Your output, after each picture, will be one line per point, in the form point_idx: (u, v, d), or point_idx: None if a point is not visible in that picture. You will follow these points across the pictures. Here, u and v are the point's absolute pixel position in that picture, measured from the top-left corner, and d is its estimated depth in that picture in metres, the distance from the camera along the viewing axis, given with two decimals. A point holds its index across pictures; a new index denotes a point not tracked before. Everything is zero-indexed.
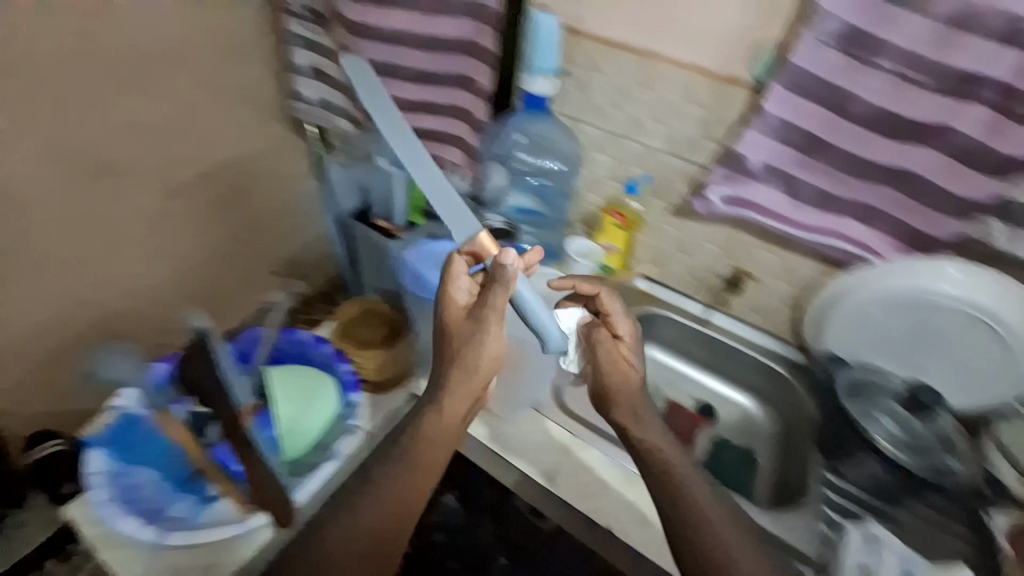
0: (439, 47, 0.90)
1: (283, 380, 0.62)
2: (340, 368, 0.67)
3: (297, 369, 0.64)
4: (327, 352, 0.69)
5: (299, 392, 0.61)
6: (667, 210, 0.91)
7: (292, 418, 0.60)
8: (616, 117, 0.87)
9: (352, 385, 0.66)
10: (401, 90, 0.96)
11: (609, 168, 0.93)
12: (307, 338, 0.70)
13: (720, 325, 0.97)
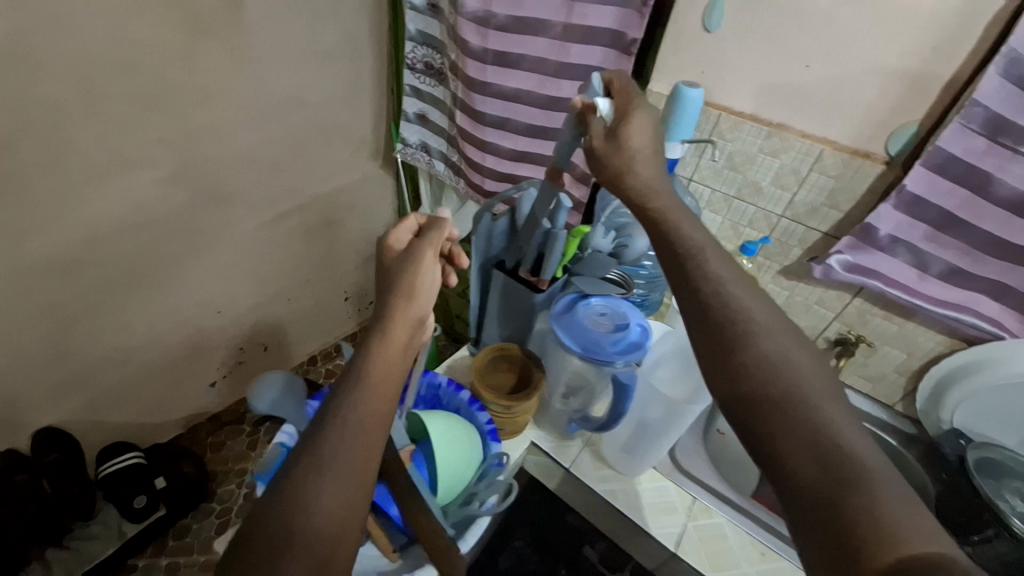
0: (554, 107, 1.00)
1: (435, 427, 0.60)
2: (480, 417, 0.66)
3: (441, 413, 0.63)
4: (464, 399, 0.68)
5: (447, 442, 0.59)
6: (775, 273, 0.94)
7: (445, 467, 0.57)
8: (736, 179, 0.91)
9: (494, 434, 0.64)
10: (511, 142, 1.08)
11: (720, 228, 0.97)
12: (443, 382, 0.70)
13: None
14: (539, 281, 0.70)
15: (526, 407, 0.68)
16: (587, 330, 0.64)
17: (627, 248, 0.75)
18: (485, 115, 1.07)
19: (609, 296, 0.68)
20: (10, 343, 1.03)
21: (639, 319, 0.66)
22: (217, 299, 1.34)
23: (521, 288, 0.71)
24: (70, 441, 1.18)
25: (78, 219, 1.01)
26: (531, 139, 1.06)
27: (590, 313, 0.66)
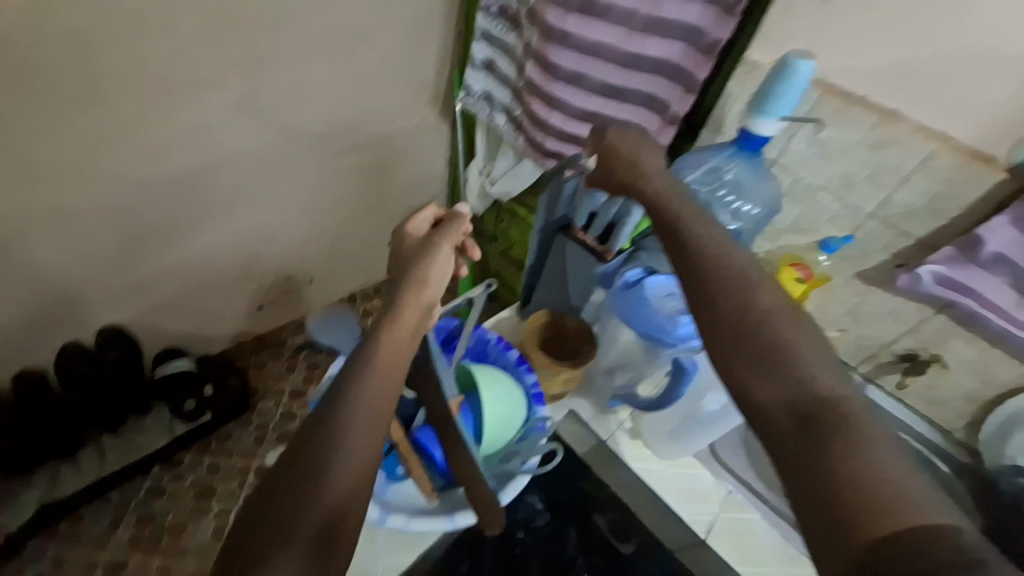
0: (636, 67, 0.93)
1: (486, 380, 0.61)
2: (527, 379, 0.66)
3: (489, 369, 0.63)
4: (512, 359, 0.68)
5: (497, 397, 0.60)
6: (851, 274, 0.88)
7: (491, 422, 0.59)
8: (826, 170, 0.83)
9: (539, 398, 0.65)
10: (581, 101, 1.00)
11: (797, 220, 0.91)
12: (492, 339, 0.70)
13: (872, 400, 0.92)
14: (605, 252, 0.69)
15: (572, 376, 0.68)
16: (655, 310, 0.62)
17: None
18: (558, 69, 0.99)
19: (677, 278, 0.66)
20: (81, 245, 1.09)
21: None
22: (271, 228, 1.38)
23: (586, 256, 0.69)
24: (130, 342, 1.25)
25: (148, 133, 1.03)
26: (605, 101, 0.99)
27: (657, 292, 0.64)
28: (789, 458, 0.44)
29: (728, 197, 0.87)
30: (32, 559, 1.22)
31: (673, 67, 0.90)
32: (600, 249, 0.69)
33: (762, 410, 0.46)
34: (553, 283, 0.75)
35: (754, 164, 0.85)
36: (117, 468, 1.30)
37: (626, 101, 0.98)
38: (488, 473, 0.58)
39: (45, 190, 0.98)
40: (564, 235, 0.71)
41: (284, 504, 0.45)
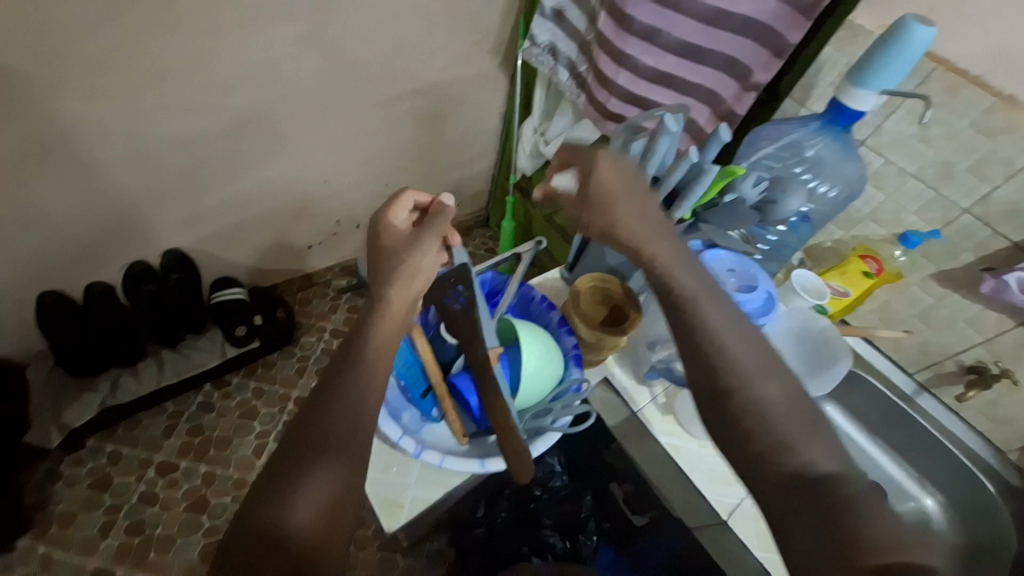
0: (721, 24, 0.85)
1: (525, 338, 0.62)
2: (566, 340, 0.66)
3: (531, 325, 0.64)
4: (555, 319, 0.68)
5: (536, 356, 0.61)
6: (929, 274, 0.81)
7: (529, 375, 0.61)
8: (923, 155, 0.76)
9: (578, 359, 0.65)
10: (655, 58, 0.94)
11: (876, 209, 0.84)
12: (536, 297, 0.70)
13: (926, 410, 0.87)
14: (665, 219, 0.66)
15: (614, 342, 0.67)
16: (714, 286, 0.60)
17: (776, 206, 0.70)
18: (634, 21, 0.91)
19: (741, 255, 0.64)
20: (153, 167, 1.14)
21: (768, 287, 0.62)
22: (326, 169, 1.40)
23: None
24: (189, 264, 1.34)
25: (220, 61, 1.05)
26: (681, 61, 0.92)
27: (718, 266, 0.62)
28: (799, 528, 0.44)
29: (805, 174, 0.80)
30: (92, 452, 1.33)
31: (764, 26, 0.82)
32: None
33: (758, 473, 0.47)
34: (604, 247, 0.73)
35: (840, 140, 0.77)
36: (176, 378, 1.39)
37: (704, 62, 0.91)
38: (521, 426, 0.60)
39: (125, 108, 1.02)
40: (622, 197, 0.67)
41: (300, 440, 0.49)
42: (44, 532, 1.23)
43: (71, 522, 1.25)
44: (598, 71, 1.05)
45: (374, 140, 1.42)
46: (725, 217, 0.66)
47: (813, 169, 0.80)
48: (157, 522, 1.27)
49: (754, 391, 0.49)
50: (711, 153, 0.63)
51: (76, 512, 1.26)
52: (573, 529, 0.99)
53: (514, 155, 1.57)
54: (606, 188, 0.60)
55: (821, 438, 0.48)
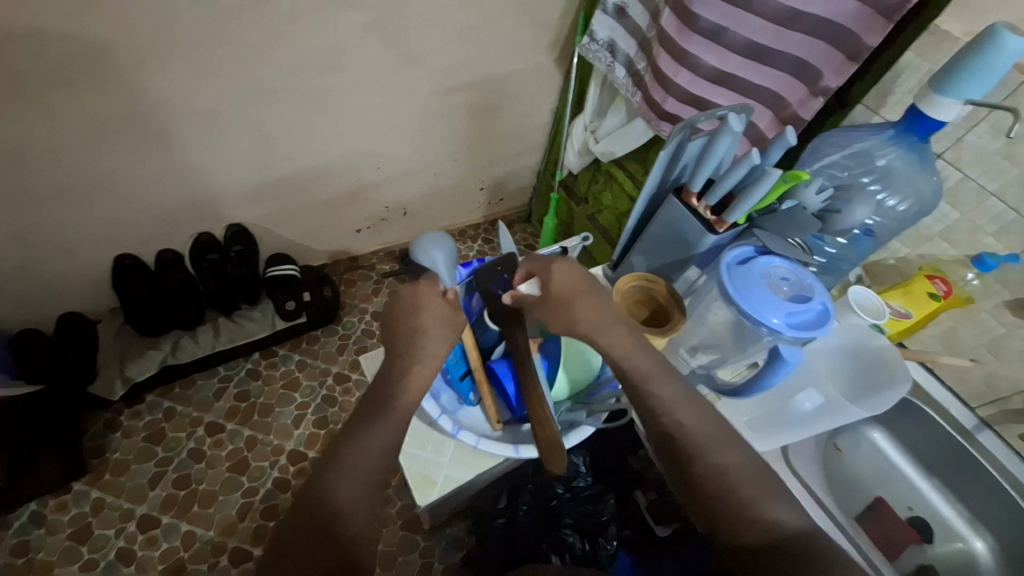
0: (793, 25, 0.82)
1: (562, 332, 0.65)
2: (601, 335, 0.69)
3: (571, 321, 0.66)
4: None
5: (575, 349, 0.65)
6: (1002, 300, 0.76)
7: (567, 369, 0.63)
8: (1006, 173, 0.71)
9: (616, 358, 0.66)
10: (718, 59, 0.92)
11: (949, 227, 0.78)
12: None
13: (986, 448, 0.81)
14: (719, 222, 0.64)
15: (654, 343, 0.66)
16: (763, 292, 0.57)
17: (839, 216, 0.65)
18: (699, 19, 0.89)
19: (797, 264, 0.61)
20: (225, 145, 1.22)
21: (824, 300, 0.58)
22: (380, 155, 1.45)
23: (696, 223, 0.65)
24: (248, 238, 1.44)
25: (292, 47, 1.10)
26: (746, 62, 0.90)
27: (770, 274, 0.60)
28: None
29: (871, 186, 0.77)
30: (151, 405, 1.44)
31: (840, 27, 0.78)
32: (714, 218, 0.64)
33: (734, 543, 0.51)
34: (652, 247, 0.72)
35: (916, 152, 0.73)
36: (229, 345, 1.48)
37: (771, 64, 0.88)
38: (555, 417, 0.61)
39: (205, 88, 1.09)
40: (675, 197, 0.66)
41: (349, 441, 0.54)
42: (102, 475, 1.34)
43: (127, 468, 1.35)
44: (657, 70, 1.03)
45: (427, 130, 1.45)
46: (783, 224, 0.63)
47: (881, 181, 0.77)
48: (202, 477, 1.36)
49: (718, 459, 0.53)
50: (773, 158, 0.61)
51: (132, 459, 1.37)
52: (593, 531, 0.98)
53: (562, 152, 1.57)
54: (562, 290, 0.59)
55: (782, 504, 0.51)
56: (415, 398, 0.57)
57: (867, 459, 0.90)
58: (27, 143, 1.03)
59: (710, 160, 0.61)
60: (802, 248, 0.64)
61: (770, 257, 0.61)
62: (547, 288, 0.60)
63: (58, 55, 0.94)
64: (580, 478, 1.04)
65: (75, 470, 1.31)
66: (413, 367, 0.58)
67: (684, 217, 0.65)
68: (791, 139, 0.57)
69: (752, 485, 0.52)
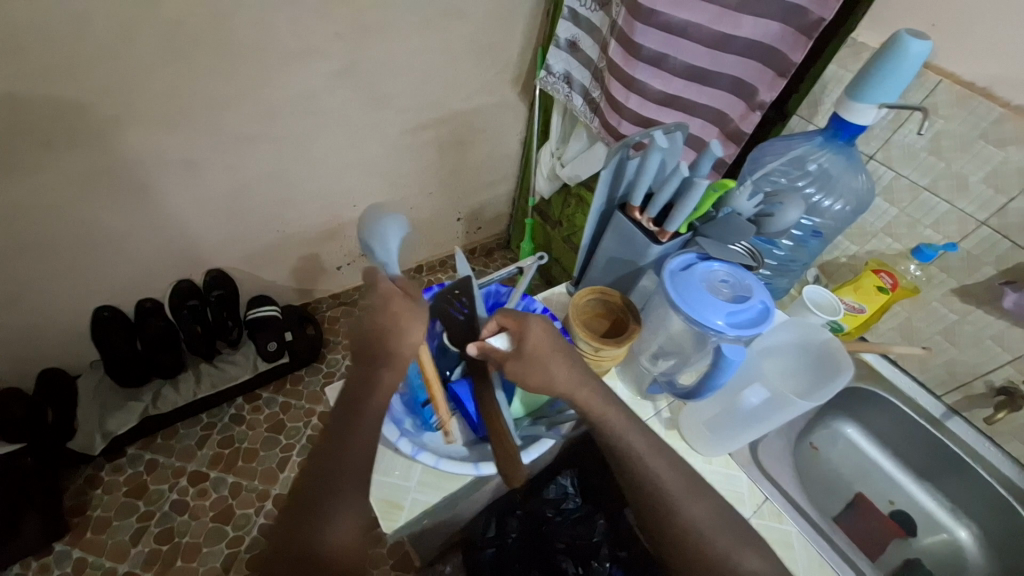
0: (727, 48, 0.87)
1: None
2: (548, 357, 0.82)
3: None
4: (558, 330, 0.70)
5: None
6: (948, 288, 0.79)
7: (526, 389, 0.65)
8: (934, 167, 0.75)
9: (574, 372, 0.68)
10: (663, 82, 0.97)
11: (889, 222, 0.83)
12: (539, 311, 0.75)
13: (955, 434, 0.82)
14: (661, 232, 0.67)
15: (613, 352, 0.67)
16: (701, 294, 0.60)
17: (773, 219, 0.67)
18: (642, 47, 0.96)
19: (736, 266, 0.65)
20: (203, 194, 1.26)
21: (763, 297, 0.62)
22: (357, 194, 1.50)
23: (641, 236, 0.68)
24: (229, 283, 1.45)
25: (265, 98, 1.16)
26: (690, 84, 0.95)
27: (709, 277, 0.63)
28: None
29: (808, 189, 0.82)
30: (133, 458, 1.42)
31: (769, 47, 0.84)
32: (656, 229, 0.68)
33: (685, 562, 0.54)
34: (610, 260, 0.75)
35: (843, 153, 0.78)
36: (211, 391, 1.47)
37: (711, 84, 0.93)
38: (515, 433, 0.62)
39: (181, 139, 1.14)
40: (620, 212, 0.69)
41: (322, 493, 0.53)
42: (83, 534, 1.30)
43: (109, 525, 1.32)
44: (609, 95, 1.09)
45: (400, 167, 1.50)
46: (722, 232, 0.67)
47: (817, 182, 0.82)
48: (186, 530, 1.33)
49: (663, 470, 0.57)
50: (704, 169, 0.63)
51: (114, 516, 1.33)
52: (585, 555, 0.96)
53: (533, 178, 1.62)
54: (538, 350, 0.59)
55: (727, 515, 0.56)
56: (376, 421, 0.58)
57: (842, 456, 0.91)
58: (5, 205, 1.05)
59: (645, 176, 0.65)
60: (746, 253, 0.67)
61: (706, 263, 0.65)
62: (523, 344, 0.60)
63: (35, 118, 0.98)
64: (569, 500, 1.05)
65: (56, 530, 1.27)
66: (376, 391, 0.60)
67: (629, 229, 0.69)
68: (716, 152, 0.59)
69: (704, 506, 0.57)
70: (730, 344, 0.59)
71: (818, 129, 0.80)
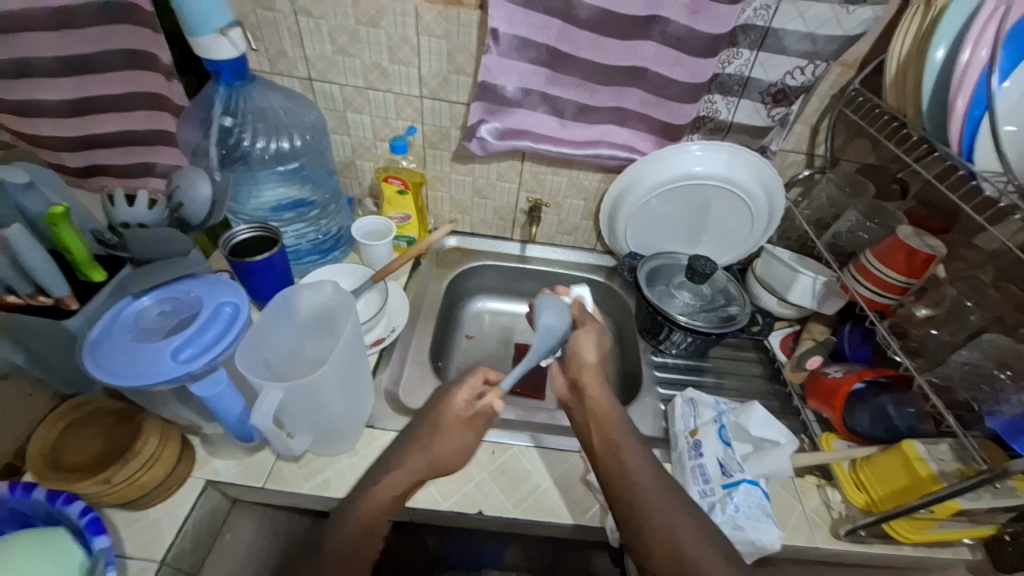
0: (75, 23, 0.69)
1: (24, 552, 0.48)
2: (71, 511, 0.53)
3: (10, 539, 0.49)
4: (39, 499, 0.53)
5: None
6: (449, 158, 0.91)
7: None
8: (355, 66, 0.80)
9: (97, 527, 0.52)
10: (52, 90, 0.73)
11: (374, 129, 0.88)
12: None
13: (537, 257, 1.04)
14: (66, 302, 0.56)
15: (128, 471, 0.56)
16: (134, 351, 0.50)
17: (185, 207, 0.64)
18: None
19: (165, 289, 0.58)
20: None
21: (221, 296, 0.57)
22: None
23: (39, 320, 0.54)
24: None
25: None
26: (83, 80, 0.73)
27: (139, 323, 0.54)
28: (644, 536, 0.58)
29: (258, 142, 0.80)
30: None
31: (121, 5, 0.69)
32: (57, 300, 0.55)
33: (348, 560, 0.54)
34: (56, 354, 0.59)
35: (258, 90, 0.78)
36: None
37: (102, 69, 0.73)
38: None
39: None
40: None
41: None
42: None
43: None
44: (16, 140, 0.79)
45: None
46: (150, 245, 0.61)
47: (261, 127, 0.79)
48: None
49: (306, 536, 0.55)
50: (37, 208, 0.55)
51: None
52: None
53: None
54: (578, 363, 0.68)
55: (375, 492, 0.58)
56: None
57: (496, 324, 1.06)
58: None
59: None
60: (193, 253, 0.64)
61: (120, 327, 0.54)
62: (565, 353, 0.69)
63: None
64: None
65: None
66: None
67: (25, 323, 0.55)
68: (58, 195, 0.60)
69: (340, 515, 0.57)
70: (200, 385, 0.51)
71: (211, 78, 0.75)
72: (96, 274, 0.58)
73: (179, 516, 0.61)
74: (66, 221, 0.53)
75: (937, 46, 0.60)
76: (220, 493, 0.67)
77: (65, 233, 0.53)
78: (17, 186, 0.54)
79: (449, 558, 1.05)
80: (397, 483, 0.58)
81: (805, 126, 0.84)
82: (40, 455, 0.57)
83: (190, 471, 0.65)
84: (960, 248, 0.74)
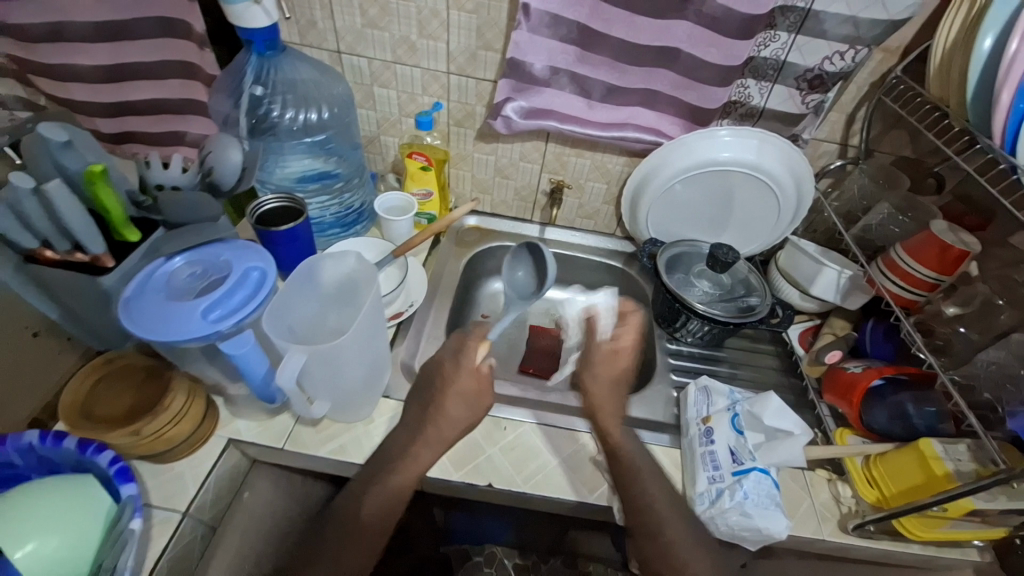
0: None
1: (61, 498, 0.52)
2: (101, 460, 0.55)
3: (49, 484, 0.53)
4: (71, 447, 0.55)
5: (72, 518, 0.51)
6: (473, 137, 0.91)
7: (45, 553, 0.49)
8: (384, 39, 0.80)
9: (125, 476, 0.55)
10: (90, 55, 0.73)
11: (399, 104, 0.88)
12: (32, 442, 0.55)
13: (556, 240, 1.04)
14: (101, 260, 0.57)
15: (158, 424, 0.59)
16: (167, 309, 0.52)
17: (215, 171, 0.65)
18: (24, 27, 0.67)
19: (195, 251, 0.59)
20: None
21: (249, 261, 0.58)
22: None
23: (77, 276, 0.56)
24: None
25: None
26: (118, 46, 0.74)
27: (171, 282, 0.56)
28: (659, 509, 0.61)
29: (286, 113, 0.81)
30: None
31: None
32: (93, 257, 0.57)
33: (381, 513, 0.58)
34: (92, 310, 0.62)
35: (288, 61, 0.79)
36: None
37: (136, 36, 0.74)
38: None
39: None
40: (35, 265, 0.56)
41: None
42: None
43: None
44: None
45: None
46: (183, 208, 0.63)
47: (291, 98, 0.80)
48: None
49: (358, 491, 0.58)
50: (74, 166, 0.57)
51: None
52: None
53: None
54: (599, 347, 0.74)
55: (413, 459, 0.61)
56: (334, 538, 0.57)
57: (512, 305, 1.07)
58: None
59: (35, 216, 0.53)
60: (222, 219, 0.66)
61: (154, 285, 0.56)
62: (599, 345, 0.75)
63: None
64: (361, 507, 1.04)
65: None
66: None
67: (64, 278, 0.57)
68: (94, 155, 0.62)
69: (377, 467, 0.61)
70: (228, 344, 0.52)
71: (243, 48, 0.76)
72: (131, 234, 0.60)
73: (203, 471, 0.64)
74: (103, 180, 0.55)
75: (987, 32, 0.57)
76: (241, 452, 0.70)
77: (103, 192, 0.55)
78: (58, 145, 0.55)
79: (456, 529, 1.08)
80: (425, 455, 0.61)
81: (840, 115, 0.81)
82: (73, 406, 0.59)
83: (214, 428, 0.68)
84: (992, 248, 0.71)
